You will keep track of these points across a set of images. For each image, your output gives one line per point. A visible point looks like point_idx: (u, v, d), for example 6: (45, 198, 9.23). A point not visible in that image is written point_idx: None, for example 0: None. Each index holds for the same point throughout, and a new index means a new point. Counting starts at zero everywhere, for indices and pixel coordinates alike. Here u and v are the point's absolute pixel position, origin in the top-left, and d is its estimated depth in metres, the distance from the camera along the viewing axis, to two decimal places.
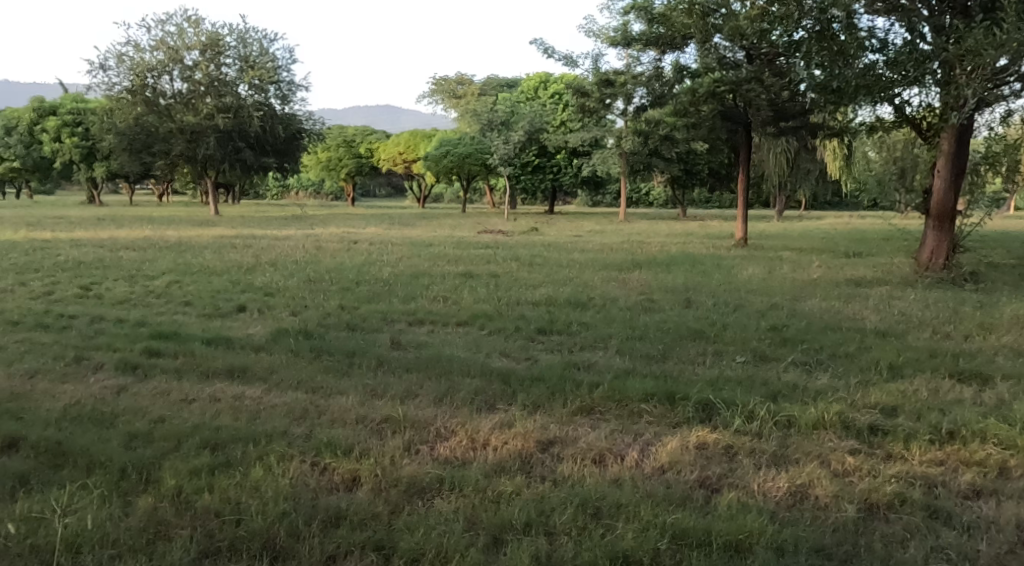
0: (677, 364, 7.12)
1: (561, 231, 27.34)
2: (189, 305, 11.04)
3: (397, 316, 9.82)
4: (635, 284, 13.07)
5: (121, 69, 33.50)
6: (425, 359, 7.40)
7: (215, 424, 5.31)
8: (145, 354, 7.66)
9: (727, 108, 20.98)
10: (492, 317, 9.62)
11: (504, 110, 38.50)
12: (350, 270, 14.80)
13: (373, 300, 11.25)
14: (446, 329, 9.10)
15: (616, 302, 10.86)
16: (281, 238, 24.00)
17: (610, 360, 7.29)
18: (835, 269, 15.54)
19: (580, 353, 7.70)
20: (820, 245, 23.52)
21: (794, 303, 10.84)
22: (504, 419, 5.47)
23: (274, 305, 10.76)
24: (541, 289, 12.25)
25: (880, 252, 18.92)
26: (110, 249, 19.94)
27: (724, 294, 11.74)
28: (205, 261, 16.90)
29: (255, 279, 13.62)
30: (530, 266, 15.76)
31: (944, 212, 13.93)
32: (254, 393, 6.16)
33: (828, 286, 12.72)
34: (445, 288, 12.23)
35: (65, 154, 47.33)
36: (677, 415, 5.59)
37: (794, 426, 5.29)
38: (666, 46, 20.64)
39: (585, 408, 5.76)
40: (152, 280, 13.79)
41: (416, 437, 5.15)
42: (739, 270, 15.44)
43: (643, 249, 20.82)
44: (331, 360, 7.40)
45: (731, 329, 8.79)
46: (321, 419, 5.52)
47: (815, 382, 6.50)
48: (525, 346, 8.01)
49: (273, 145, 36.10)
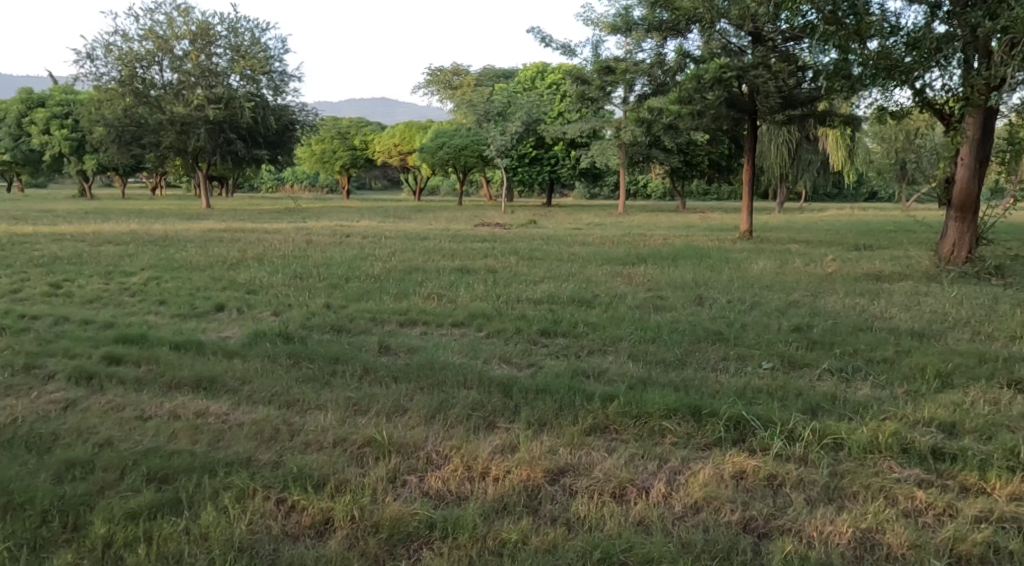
0: (699, 372, 6.38)
1: (560, 224, 26.56)
2: (164, 304, 10.28)
3: (386, 316, 9.04)
4: (641, 279, 12.31)
5: (108, 59, 32.70)
6: (416, 366, 6.62)
7: (166, 449, 4.56)
8: (104, 362, 6.89)
9: (734, 96, 20.03)
10: (490, 318, 8.86)
11: (501, 100, 37.89)
12: (339, 265, 14.02)
13: (362, 298, 10.47)
14: (439, 331, 8.34)
15: (623, 300, 10.11)
16: (272, 231, 23.21)
17: (622, 368, 6.53)
18: (850, 263, 14.82)
19: (589, 358, 6.94)
20: (827, 237, 22.80)
21: (815, 301, 10.07)
22: (507, 440, 4.71)
23: (254, 304, 9.98)
24: (541, 285, 11.52)
25: (892, 245, 18.20)
26: (92, 243, 19.12)
27: (737, 290, 10.98)
28: (190, 256, 16.11)
29: (237, 275, 12.86)
30: (529, 261, 14.96)
31: (968, 203, 13.19)
32: (218, 409, 5.40)
33: (846, 281, 12.00)
34: (438, 284, 11.46)
35: (54, 146, 46.47)
36: (705, 435, 4.85)
37: (844, 449, 4.55)
38: (668, 32, 19.75)
39: (598, 427, 5.01)
40: (129, 277, 13.02)
41: (403, 463, 4.42)
42: (750, 263, 14.68)
43: (646, 242, 20.08)
44: (312, 368, 6.64)
45: (753, 331, 8.03)
46: (292, 443, 4.76)
47: (856, 393, 5.77)
48: (527, 350, 7.26)
49: (265, 136, 35.16)
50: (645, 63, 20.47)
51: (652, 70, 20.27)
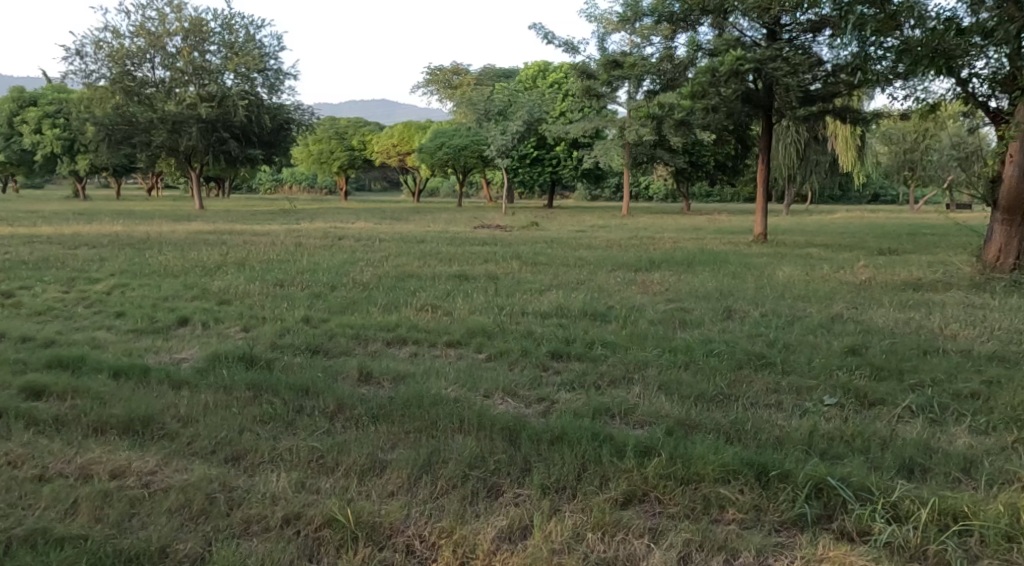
0: (751, 414, 5.16)
1: (563, 226, 25.30)
2: (121, 317, 9.07)
3: (371, 334, 7.82)
4: (659, 288, 11.07)
5: (98, 57, 31.47)
6: (402, 402, 5.42)
7: (56, 538, 3.48)
8: (23, 396, 5.66)
9: (749, 91, 18.50)
10: (493, 336, 7.65)
11: (502, 98, 36.55)
12: (327, 271, 12.84)
13: (346, 310, 9.23)
14: (432, 352, 7.13)
15: (643, 313, 8.93)
16: (262, 234, 21.94)
17: (654, 404, 5.31)
18: (882, 269, 13.61)
19: (612, 391, 5.71)
20: (846, 241, 21.55)
21: (859, 315, 8.87)
22: (518, 516, 3.66)
23: (222, 317, 8.75)
24: (548, 295, 10.35)
25: (922, 250, 17.01)
26: (68, 246, 17.94)
27: (768, 302, 9.76)
28: (166, 260, 14.87)
29: (212, 282, 11.65)
30: (533, 267, 13.72)
31: (1016, 204, 11.96)
32: (141, 466, 4.19)
33: (885, 291, 10.84)
34: (432, 294, 10.23)
35: (46, 146, 45.23)
36: (779, 510, 3.70)
37: (975, 537, 3.48)
38: (680, 23, 18.49)
39: (632, 494, 3.87)
40: (94, 284, 11.79)
41: (377, 557, 3.44)
42: (773, 270, 13.46)
43: (655, 246, 18.86)
44: (274, 404, 5.43)
45: (801, 354, 6.79)
46: (229, 521, 3.65)
47: (957, 439, 4.60)
48: (537, 381, 6.02)
49: (260, 136, 33.91)
50: (653, 58, 19.23)
51: (661, 65, 18.99)
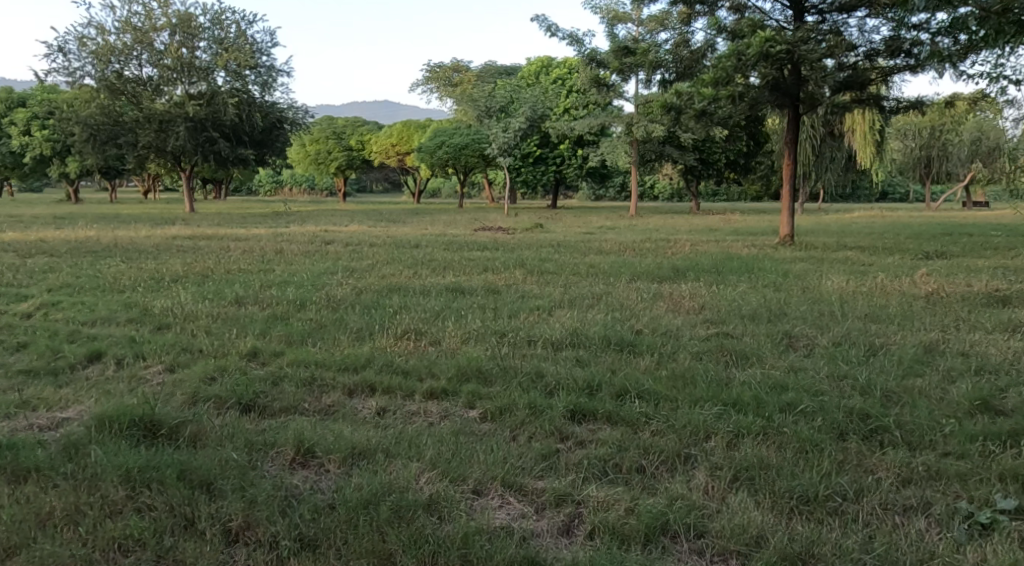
0: (890, 536, 3.32)
1: (570, 227, 23.43)
2: (20, 351, 7.15)
3: (330, 376, 5.89)
4: (692, 304, 9.13)
5: (82, 54, 29.46)
6: (351, 505, 3.59)
7: None
8: None
9: (778, 79, 16.25)
10: (491, 381, 5.71)
11: (503, 94, 33.84)
12: (299, 285, 10.96)
13: (306, 340, 7.29)
14: (406, 408, 5.21)
15: (682, 341, 7.01)
16: (247, 239, 20.06)
17: (738, 511, 3.50)
18: (947, 277, 11.72)
19: (667, 484, 3.81)
20: (879, 241, 19.69)
21: (961, 342, 6.91)
22: None
23: (143, 351, 6.81)
24: (558, 315, 8.46)
25: (974, 253, 15.16)
26: (28, 254, 16.09)
27: (834, 324, 7.82)
28: (120, 272, 12.94)
29: (157, 300, 9.70)
30: (539, 277, 11.80)
31: None
32: None
33: (969, 305, 8.90)
34: (417, 315, 8.30)
35: (35, 148, 43.15)
36: None
37: None
38: (697, 5, 16.49)
39: None
40: (19, 303, 9.86)
41: None
42: (819, 279, 11.60)
43: (673, 249, 17.07)
44: (153, 510, 3.60)
45: (919, 409, 4.88)
46: None
47: None
48: (554, 463, 4.09)
49: (251, 135, 31.85)
50: (667, 47, 17.29)
51: (677, 53, 17.05)
